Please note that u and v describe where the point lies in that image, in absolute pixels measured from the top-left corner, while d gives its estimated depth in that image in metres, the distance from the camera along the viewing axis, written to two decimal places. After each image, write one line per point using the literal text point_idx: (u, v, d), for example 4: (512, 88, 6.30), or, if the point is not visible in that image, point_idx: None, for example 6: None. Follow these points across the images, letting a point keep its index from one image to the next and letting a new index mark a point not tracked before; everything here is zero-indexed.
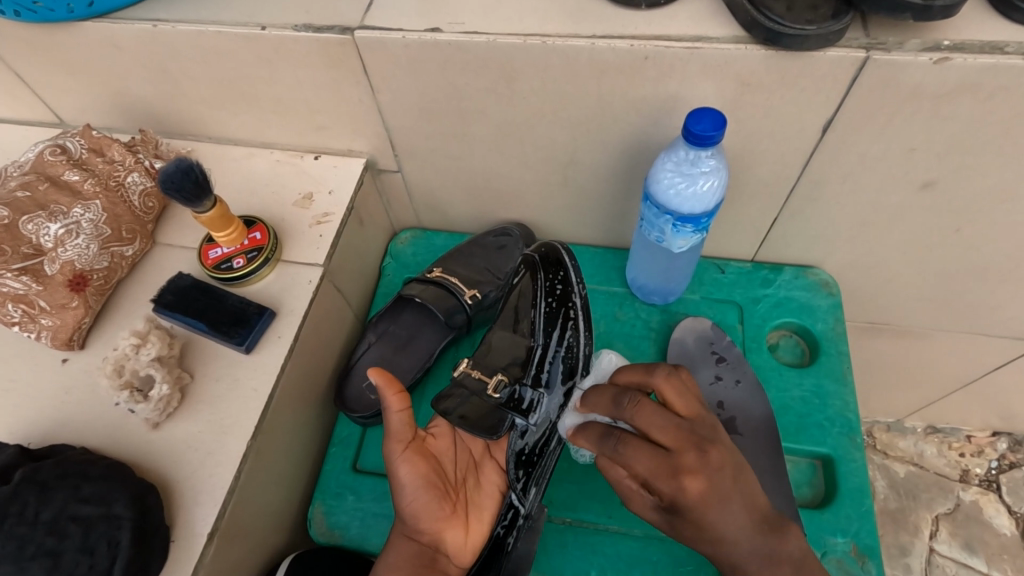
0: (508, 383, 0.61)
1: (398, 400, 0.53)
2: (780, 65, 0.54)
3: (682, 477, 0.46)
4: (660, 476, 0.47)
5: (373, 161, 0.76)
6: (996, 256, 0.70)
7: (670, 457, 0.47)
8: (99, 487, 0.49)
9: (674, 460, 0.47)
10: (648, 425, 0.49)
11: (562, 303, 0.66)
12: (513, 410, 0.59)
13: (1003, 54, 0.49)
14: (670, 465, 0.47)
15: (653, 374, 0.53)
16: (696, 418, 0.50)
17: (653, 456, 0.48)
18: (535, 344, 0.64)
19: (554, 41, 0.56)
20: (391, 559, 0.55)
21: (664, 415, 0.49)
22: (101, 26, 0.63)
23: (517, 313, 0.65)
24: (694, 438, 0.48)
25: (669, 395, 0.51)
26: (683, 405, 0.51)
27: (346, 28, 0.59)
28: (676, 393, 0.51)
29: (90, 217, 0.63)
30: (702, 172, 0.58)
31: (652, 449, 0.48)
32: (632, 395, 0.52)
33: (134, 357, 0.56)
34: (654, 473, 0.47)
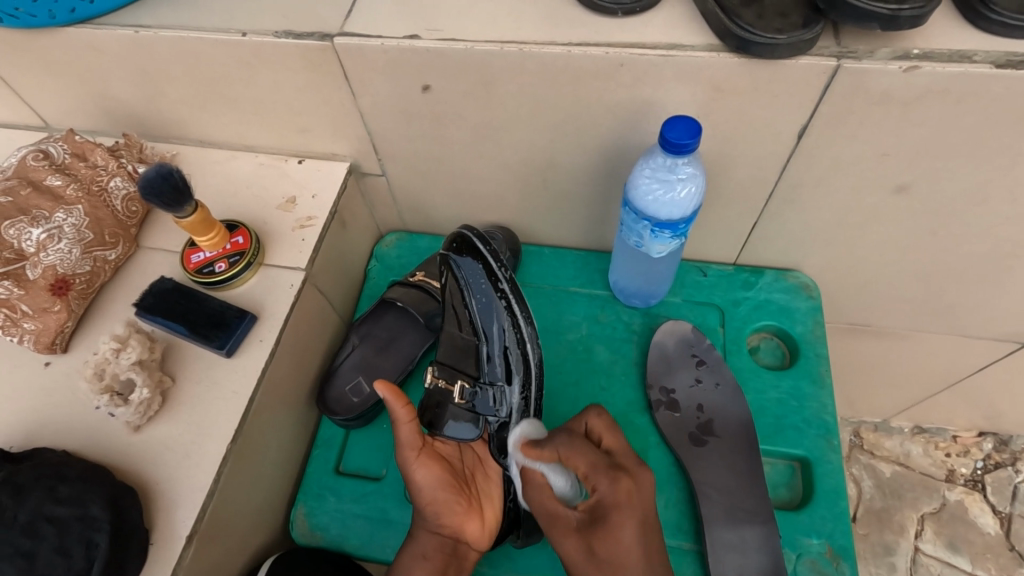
0: (468, 386, 0.62)
1: (408, 412, 0.57)
2: (752, 72, 0.54)
3: (619, 473, 0.54)
4: (598, 472, 0.54)
5: (356, 164, 0.77)
6: (973, 260, 0.71)
7: (608, 461, 0.55)
8: (76, 489, 0.50)
9: (610, 460, 0.55)
10: (573, 456, 0.56)
11: (489, 298, 0.62)
12: (482, 414, 0.62)
13: (971, 62, 0.50)
14: (608, 464, 0.55)
15: (587, 412, 0.61)
16: (619, 453, 0.57)
17: (592, 453, 0.56)
18: (480, 342, 0.63)
19: (530, 48, 0.56)
20: (414, 551, 0.58)
21: (594, 451, 0.56)
22: (83, 31, 0.64)
23: (452, 312, 0.64)
24: (631, 452, 0.57)
25: (609, 435, 0.59)
26: (615, 443, 0.58)
27: (325, 34, 0.60)
28: (608, 431, 0.59)
29: (73, 221, 0.63)
30: (679, 178, 0.58)
31: (589, 449, 0.56)
32: (561, 438, 0.58)
33: (115, 361, 0.57)
34: (594, 467, 0.55)
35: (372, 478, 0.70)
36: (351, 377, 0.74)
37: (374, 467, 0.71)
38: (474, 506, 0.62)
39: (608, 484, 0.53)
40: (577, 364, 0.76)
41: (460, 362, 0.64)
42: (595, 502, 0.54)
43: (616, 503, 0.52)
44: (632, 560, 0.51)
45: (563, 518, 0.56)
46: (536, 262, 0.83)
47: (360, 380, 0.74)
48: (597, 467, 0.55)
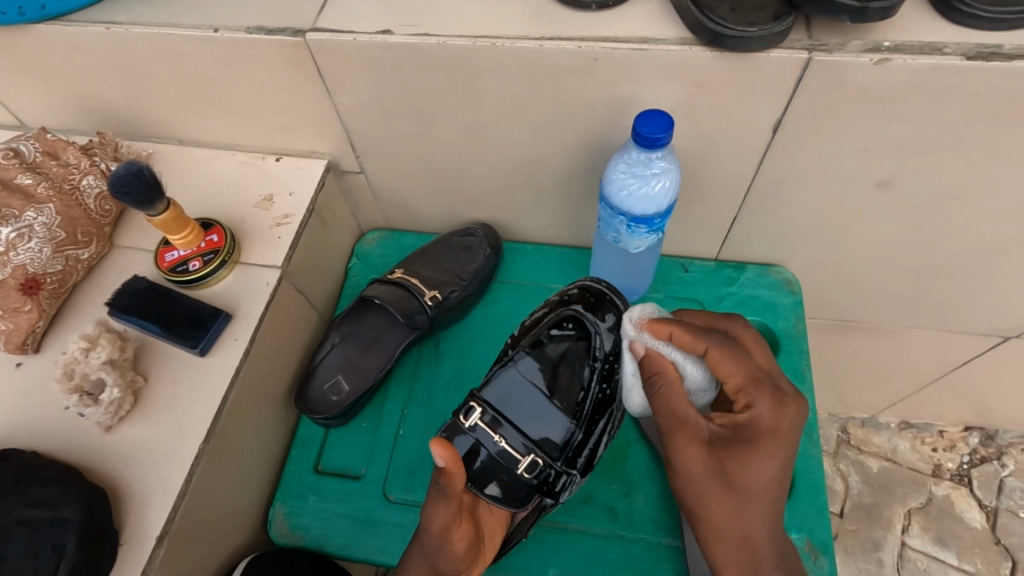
0: (546, 466, 0.60)
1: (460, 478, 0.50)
2: (727, 66, 0.54)
3: (784, 398, 0.55)
4: (758, 384, 0.55)
5: (335, 162, 0.76)
6: (953, 254, 0.71)
7: (765, 375, 0.56)
8: (49, 491, 0.49)
9: (768, 378, 0.56)
10: (726, 362, 0.56)
11: (605, 383, 0.64)
12: (543, 491, 0.61)
13: (943, 54, 0.50)
14: (767, 380, 0.56)
15: (733, 318, 0.62)
16: (773, 371, 0.58)
17: (752, 365, 0.57)
18: (578, 426, 0.63)
19: (504, 43, 0.56)
20: None
21: (751, 360, 0.57)
22: (54, 28, 0.63)
23: (545, 375, 0.65)
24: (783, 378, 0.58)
25: (756, 347, 0.60)
26: (763, 359, 0.59)
27: (298, 30, 0.59)
28: (756, 344, 0.60)
29: (43, 220, 0.62)
30: (653, 173, 0.58)
31: (747, 361, 0.57)
32: (717, 337, 0.58)
33: (84, 361, 0.56)
34: (750, 378, 0.56)
35: (353, 477, 0.69)
36: (331, 376, 0.73)
37: (355, 466, 0.70)
38: (479, 542, 0.58)
39: (768, 405, 0.54)
40: None
41: (529, 429, 0.63)
42: (747, 417, 0.55)
43: (766, 428, 0.54)
44: (768, 479, 0.53)
45: (693, 425, 0.54)
46: (519, 259, 0.83)
47: (339, 379, 0.73)
48: (753, 381, 0.56)
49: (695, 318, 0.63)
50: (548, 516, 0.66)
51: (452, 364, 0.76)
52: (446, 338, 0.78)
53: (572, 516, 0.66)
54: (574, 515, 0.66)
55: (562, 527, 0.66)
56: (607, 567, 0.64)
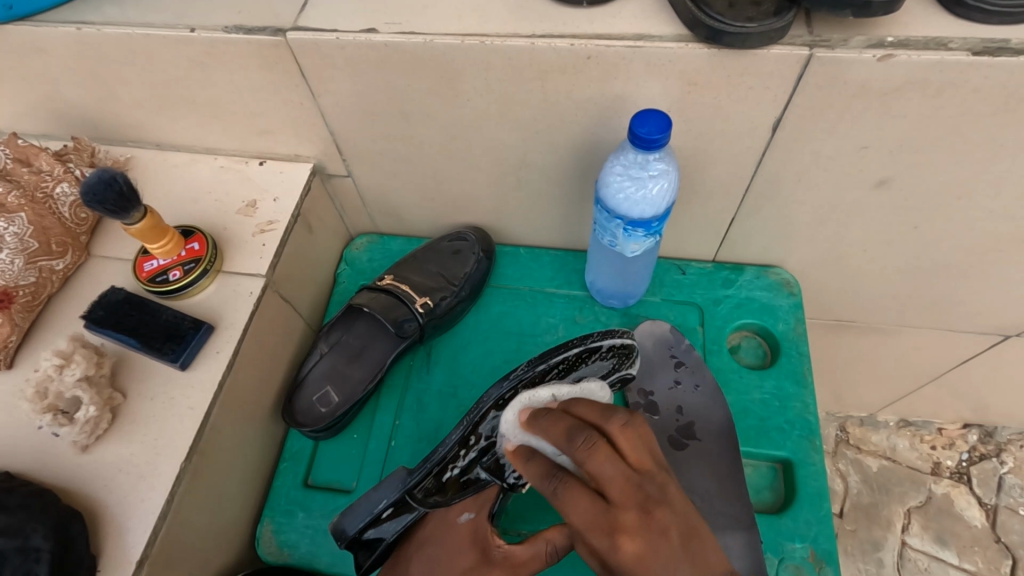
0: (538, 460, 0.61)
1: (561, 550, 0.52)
2: (723, 64, 0.52)
3: (619, 535, 0.40)
4: (628, 497, 0.42)
5: (320, 165, 0.74)
6: (955, 253, 0.70)
7: (607, 510, 0.42)
8: (15, 518, 0.47)
9: (643, 484, 0.42)
10: (573, 509, 0.43)
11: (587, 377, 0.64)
12: None
13: (948, 50, 0.48)
14: (643, 497, 0.42)
15: (611, 415, 0.46)
16: (644, 467, 0.44)
17: (596, 506, 0.42)
18: None
19: (493, 41, 0.54)
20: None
21: (617, 463, 0.43)
22: (23, 29, 0.60)
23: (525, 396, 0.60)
24: (642, 496, 0.42)
25: (610, 462, 0.43)
26: (639, 455, 0.44)
27: (278, 29, 0.57)
28: (611, 458, 0.43)
29: (14, 230, 0.59)
30: (651, 175, 0.56)
31: (589, 496, 0.43)
32: (553, 481, 0.45)
33: (58, 378, 0.53)
34: (591, 525, 0.42)
35: (342, 491, 0.67)
36: (319, 387, 0.71)
37: (345, 480, 0.68)
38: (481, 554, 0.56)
39: (638, 551, 0.40)
40: None
41: None
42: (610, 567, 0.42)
43: (630, 571, 0.40)
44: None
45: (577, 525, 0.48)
46: (511, 262, 0.81)
47: (328, 390, 0.71)
48: (606, 527, 0.41)
49: (549, 430, 0.47)
50: (544, 529, 0.64)
51: (444, 373, 0.74)
52: (437, 345, 0.76)
53: None
54: None
55: None
56: None
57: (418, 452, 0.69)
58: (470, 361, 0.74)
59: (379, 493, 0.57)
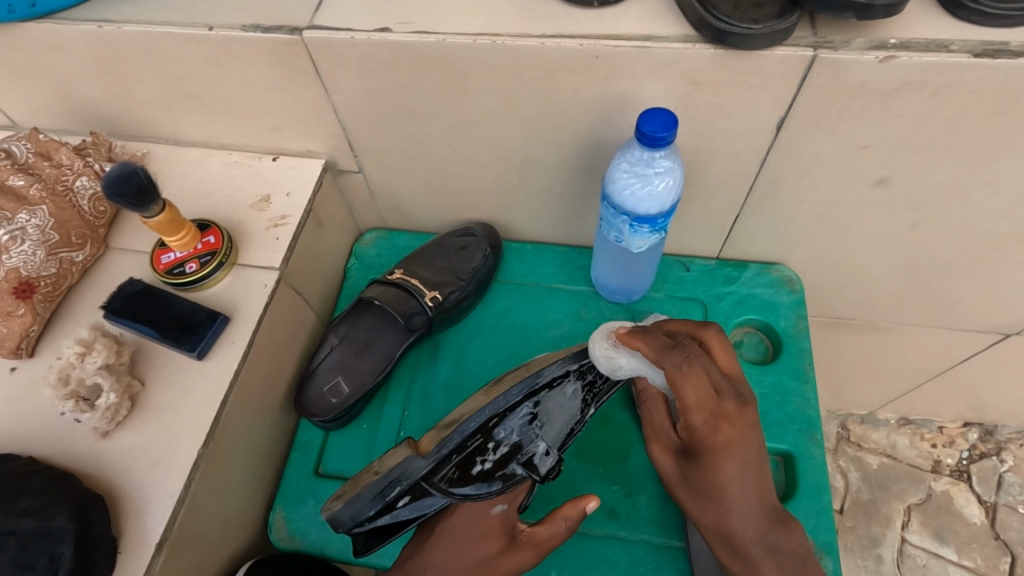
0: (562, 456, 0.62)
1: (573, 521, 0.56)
2: (729, 64, 0.53)
3: (720, 422, 0.52)
4: (701, 409, 0.53)
5: (332, 162, 0.75)
6: (955, 251, 0.71)
7: (715, 399, 0.53)
8: (40, 500, 0.48)
9: (717, 402, 0.53)
10: None
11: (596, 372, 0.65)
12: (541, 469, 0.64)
13: (948, 52, 0.49)
14: (715, 404, 0.53)
15: (705, 327, 0.58)
16: (722, 389, 0.54)
17: (705, 390, 0.53)
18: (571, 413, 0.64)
19: (504, 41, 0.55)
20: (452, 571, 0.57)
21: None
22: (44, 27, 0.62)
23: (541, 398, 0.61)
24: None
25: (699, 377, 0.53)
26: (700, 394, 0.53)
27: (294, 28, 0.58)
28: None
29: (36, 222, 0.61)
30: (656, 172, 0.58)
31: (701, 384, 0.53)
32: (512, 505, 0.50)
33: (80, 366, 0.55)
34: (700, 403, 0.53)
35: None
36: (330, 378, 0.72)
37: (354, 470, 0.70)
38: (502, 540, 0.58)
39: None
40: None
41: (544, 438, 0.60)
42: None
43: (717, 443, 0.52)
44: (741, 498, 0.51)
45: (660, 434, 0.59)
46: (517, 258, 0.82)
47: (338, 381, 0.72)
48: None
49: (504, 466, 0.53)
50: None
51: (452, 366, 0.75)
52: (444, 339, 0.77)
53: None
54: None
55: None
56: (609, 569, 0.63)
57: None
58: (477, 354, 0.76)
59: (389, 481, 0.56)
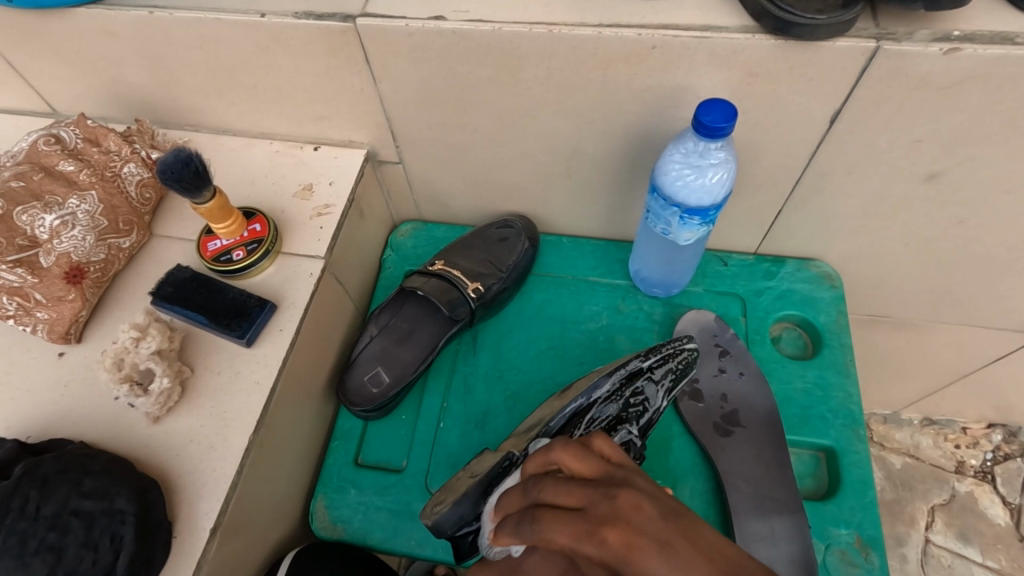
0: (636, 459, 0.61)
1: None
2: (788, 55, 0.53)
3: (603, 528, 0.31)
4: (587, 540, 0.31)
5: (373, 152, 0.75)
6: (998, 248, 0.70)
7: (583, 515, 0.32)
8: (101, 482, 0.48)
9: (585, 514, 0.32)
10: (549, 493, 0.35)
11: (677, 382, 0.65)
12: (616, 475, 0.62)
13: (1015, 44, 0.49)
14: (589, 519, 0.32)
15: (552, 448, 0.39)
16: (587, 499, 0.33)
17: (568, 516, 0.33)
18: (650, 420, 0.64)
19: (561, 30, 0.55)
20: None
21: (569, 482, 0.35)
22: (95, 12, 0.62)
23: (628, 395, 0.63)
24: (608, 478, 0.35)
25: (554, 483, 0.35)
26: (574, 495, 0.34)
27: (347, 16, 0.58)
28: (555, 492, 0.34)
29: (86, 208, 0.61)
30: (710, 163, 0.57)
31: (563, 512, 0.33)
32: (531, 500, 0.36)
33: (134, 350, 0.55)
34: (578, 537, 0.32)
35: (393, 470, 0.69)
36: (370, 367, 0.72)
37: (395, 459, 0.70)
38: None
39: (594, 550, 0.31)
40: (597, 353, 0.74)
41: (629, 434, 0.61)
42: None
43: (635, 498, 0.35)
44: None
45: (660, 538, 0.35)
46: (555, 251, 0.82)
47: (379, 371, 0.72)
48: (584, 529, 0.31)
49: (508, 499, 0.38)
50: None
51: (492, 357, 0.75)
52: (483, 330, 0.77)
53: None
54: None
55: None
56: None
57: (468, 434, 0.70)
58: (517, 346, 0.76)
59: (498, 478, 0.54)
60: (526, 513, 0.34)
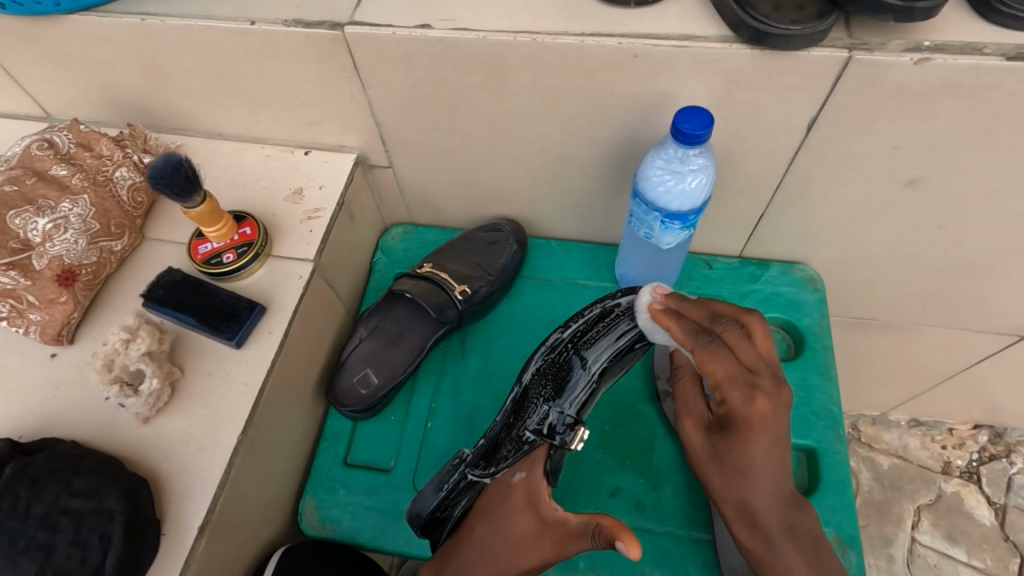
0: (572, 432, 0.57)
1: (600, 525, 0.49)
2: (766, 64, 0.54)
3: (755, 394, 0.52)
4: (735, 383, 0.52)
5: (364, 156, 0.76)
6: (977, 252, 0.72)
7: (745, 372, 0.53)
8: (91, 482, 0.49)
9: (750, 375, 0.53)
10: (715, 359, 0.54)
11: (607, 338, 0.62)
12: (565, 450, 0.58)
13: (984, 55, 0.50)
14: (746, 377, 0.52)
15: (749, 314, 0.57)
16: (757, 367, 0.53)
17: (733, 365, 0.53)
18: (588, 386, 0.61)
19: (544, 39, 0.56)
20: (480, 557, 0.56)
21: (728, 359, 0.53)
22: (89, 19, 0.63)
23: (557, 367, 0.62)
24: (772, 372, 0.53)
25: (743, 344, 0.54)
26: (751, 355, 0.54)
27: (335, 24, 0.59)
28: (742, 345, 0.54)
29: (78, 211, 0.63)
30: (690, 169, 0.59)
31: (733, 361, 0.53)
32: (703, 338, 0.55)
33: (124, 352, 0.56)
34: (729, 379, 0.53)
35: (382, 470, 0.70)
36: (360, 369, 0.73)
37: (384, 459, 0.71)
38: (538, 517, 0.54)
39: (738, 400, 0.52)
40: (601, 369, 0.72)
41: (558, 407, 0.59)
42: (725, 410, 0.54)
43: (750, 417, 0.52)
44: (767, 475, 0.52)
45: (692, 410, 0.59)
46: (543, 254, 0.83)
47: (368, 372, 0.73)
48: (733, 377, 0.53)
49: (682, 327, 0.56)
50: (577, 509, 0.67)
51: (480, 359, 0.76)
52: (472, 332, 0.78)
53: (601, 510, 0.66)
54: (603, 509, 0.66)
55: None
56: (636, 560, 0.64)
57: (455, 434, 0.71)
58: (505, 348, 0.77)
59: (442, 476, 0.60)
60: (707, 337, 0.55)
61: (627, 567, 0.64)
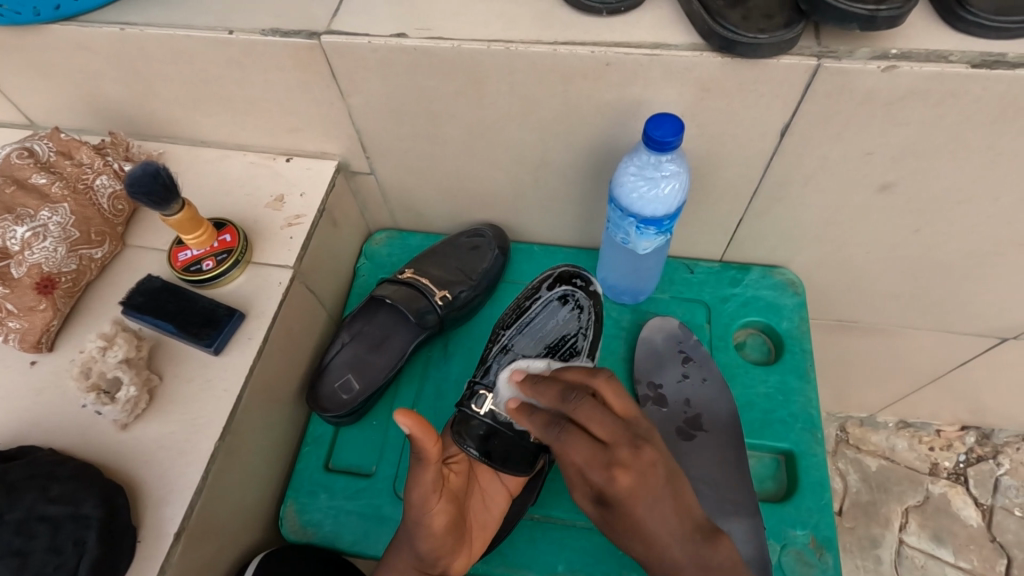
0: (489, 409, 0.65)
1: (436, 450, 0.48)
2: (736, 72, 0.55)
3: (614, 468, 0.45)
4: (593, 464, 0.46)
5: (345, 163, 0.77)
6: (955, 255, 0.72)
7: (603, 449, 0.46)
8: (67, 487, 0.50)
9: (608, 452, 0.46)
10: (570, 442, 0.48)
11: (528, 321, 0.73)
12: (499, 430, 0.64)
13: (949, 62, 0.51)
14: (606, 455, 0.46)
15: (596, 375, 0.52)
16: (615, 439, 0.47)
17: (591, 444, 0.47)
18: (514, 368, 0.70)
19: (518, 47, 0.57)
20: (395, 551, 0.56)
21: (603, 412, 0.48)
22: (69, 29, 0.63)
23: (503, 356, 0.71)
24: (628, 434, 0.47)
25: (592, 410, 0.48)
26: (607, 428, 0.47)
27: (313, 32, 0.60)
28: (614, 397, 0.50)
29: (58, 220, 0.63)
30: (664, 175, 0.59)
31: (590, 439, 0.47)
32: (569, 405, 0.49)
33: (101, 359, 0.57)
34: (591, 462, 0.46)
35: (364, 475, 0.70)
36: (342, 374, 0.74)
37: (366, 464, 0.71)
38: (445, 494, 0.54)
39: (600, 476, 0.46)
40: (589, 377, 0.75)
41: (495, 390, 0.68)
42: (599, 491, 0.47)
43: (620, 493, 0.45)
44: (658, 531, 0.46)
45: (576, 484, 0.50)
46: (525, 259, 0.83)
47: (350, 377, 0.73)
48: (602, 459, 0.46)
49: (545, 393, 0.51)
50: (555, 513, 0.67)
51: (462, 364, 0.76)
52: (454, 337, 0.79)
53: (580, 513, 0.67)
54: (582, 512, 0.67)
55: (569, 524, 0.66)
56: (615, 563, 0.64)
57: None
58: None
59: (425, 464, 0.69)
60: (558, 425, 0.49)
61: (605, 570, 0.64)
